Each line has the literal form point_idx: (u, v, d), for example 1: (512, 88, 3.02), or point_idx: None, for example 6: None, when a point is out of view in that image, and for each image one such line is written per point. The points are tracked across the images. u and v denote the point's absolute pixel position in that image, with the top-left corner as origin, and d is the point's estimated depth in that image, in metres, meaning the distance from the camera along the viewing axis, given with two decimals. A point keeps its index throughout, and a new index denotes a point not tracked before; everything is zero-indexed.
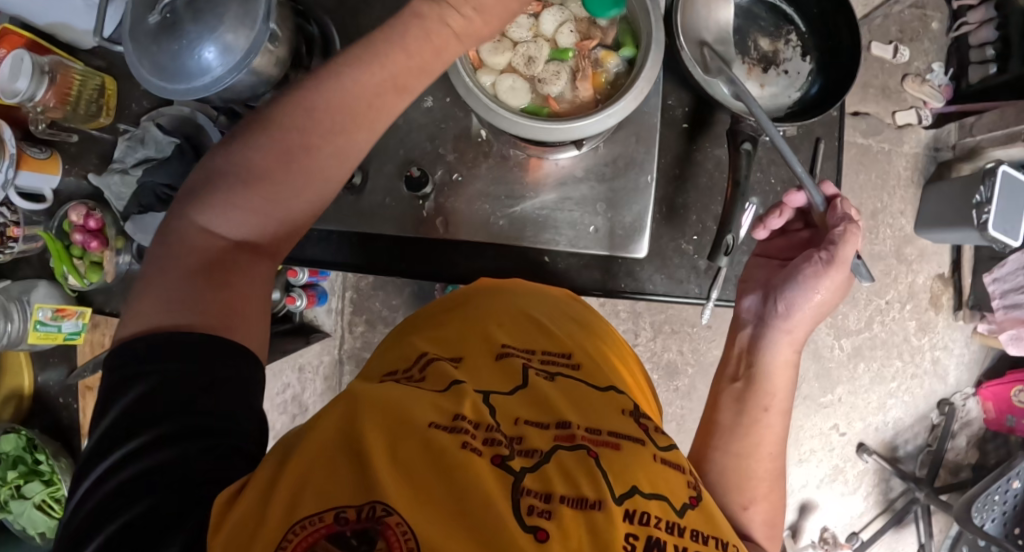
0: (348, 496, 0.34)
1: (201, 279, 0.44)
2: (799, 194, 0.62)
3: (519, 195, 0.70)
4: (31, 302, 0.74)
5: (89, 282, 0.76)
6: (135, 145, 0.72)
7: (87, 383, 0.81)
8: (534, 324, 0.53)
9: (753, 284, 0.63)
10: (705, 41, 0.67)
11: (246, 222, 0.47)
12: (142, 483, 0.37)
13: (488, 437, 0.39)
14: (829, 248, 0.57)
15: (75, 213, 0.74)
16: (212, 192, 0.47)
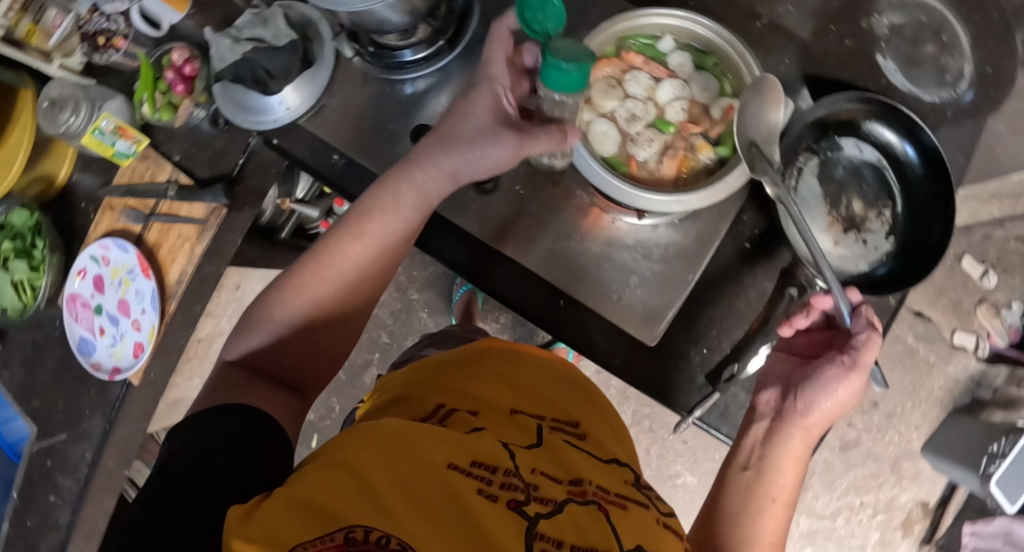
0: (359, 518, 0.36)
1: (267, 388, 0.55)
2: (825, 298, 0.64)
3: (568, 235, 0.70)
4: (101, 109, 0.77)
5: (158, 118, 0.78)
6: (257, 23, 0.73)
7: (114, 202, 0.82)
8: (554, 391, 0.53)
9: (774, 379, 0.65)
10: (756, 141, 0.59)
11: (294, 348, 0.60)
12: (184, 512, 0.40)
13: (503, 481, 0.40)
14: (851, 353, 0.60)
15: (176, 53, 0.77)
16: (249, 330, 0.60)
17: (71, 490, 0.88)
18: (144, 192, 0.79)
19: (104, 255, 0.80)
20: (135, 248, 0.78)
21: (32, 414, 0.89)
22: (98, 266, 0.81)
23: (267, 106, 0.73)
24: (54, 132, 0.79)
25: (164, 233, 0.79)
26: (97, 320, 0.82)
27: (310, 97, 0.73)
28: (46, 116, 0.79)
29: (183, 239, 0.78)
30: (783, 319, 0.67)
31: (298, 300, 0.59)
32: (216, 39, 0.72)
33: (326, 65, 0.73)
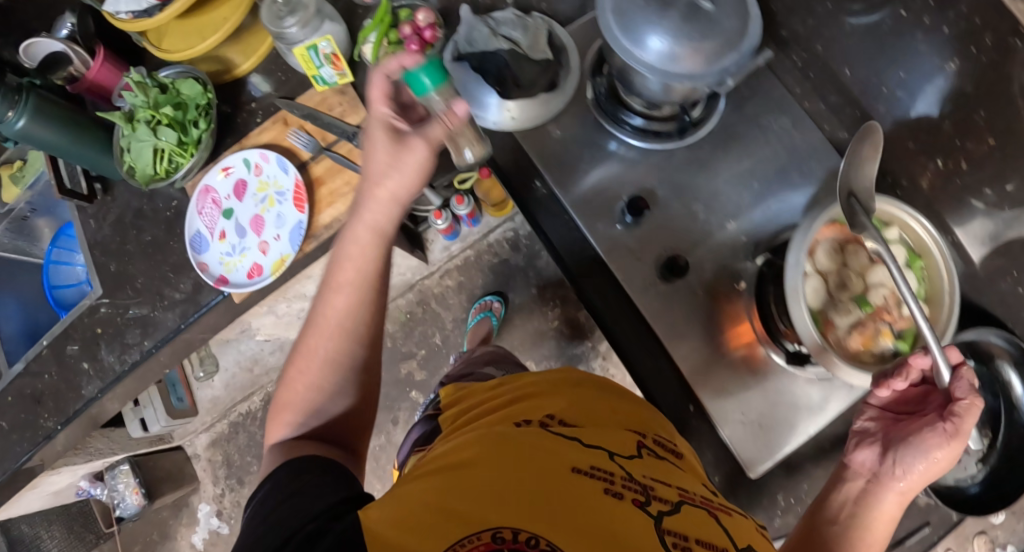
0: (523, 525, 0.38)
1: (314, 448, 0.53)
2: (925, 357, 0.58)
3: (715, 341, 0.72)
4: (324, 30, 0.76)
5: (375, 63, 0.78)
6: (517, 27, 0.73)
7: (290, 118, 0.80)
8: (632, 408, 0.55)
9: (870, 437, 0.63)
10: (854, 192, 0.63)
11: (326, 411, 0.57)
12: (311, 489, 0.47)
13: (624, 483, 0.43)
14: (954, 420, 0.56)
15: (419, 13, 0.75)
16: (281, 415, 0.57)
17: (113, 369, 0.84)
18: (330, 125, 0.77)
19: (259, 165, 0.78)
20: (295, 173, 0.76)
21: (105, 278, 0.85)
22: (246, 171, 0.79)
23: (489, 106, 0.72)
24: (267, 25, 0.76)
25: (331, 172, 0.76)
26: (221, 223, 0.78)
27: (536, 118, 0.73)
28: (269, 7, 0.76)
29: (349, 186, 0.75)
30: (877, 380, 0.61)
31: (318, 345, 0.57)
32: (477, 23, 0.73)
33: (563, 96, 0.73)
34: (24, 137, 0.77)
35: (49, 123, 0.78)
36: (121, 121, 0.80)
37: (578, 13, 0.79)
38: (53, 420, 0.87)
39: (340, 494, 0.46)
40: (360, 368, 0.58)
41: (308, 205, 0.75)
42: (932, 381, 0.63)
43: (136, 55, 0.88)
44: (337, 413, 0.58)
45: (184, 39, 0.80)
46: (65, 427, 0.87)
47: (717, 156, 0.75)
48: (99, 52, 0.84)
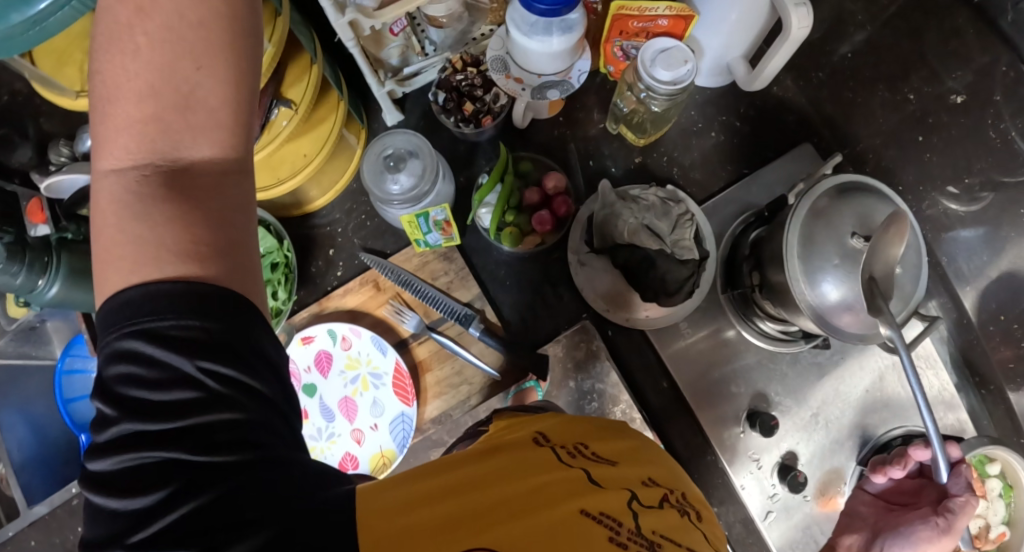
0: (477, 542, 0.33)
1: (162, 256, 0.35)
2: (924, 450, 0.64)
3: (774, 492, 0.70)
4: (437, 194, 0.66)
5: (494, 237, 0.69)
6: (661, 212, 0.67)
7: (382, 281, 0.70)
8: (655, 456, 0.47)
9: (858, 522, 0.66)
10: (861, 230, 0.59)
11: (190, 127, 0.37)
12: (143, 391, 0.34)
13: (630, 540, 0.36)
14: (946, 516, 0.61)
15: (549, 178, 0.68)
16: (110, 140, 0.37)
17: None
18: (436, 302, 0.68)
19: (348, 338, 0.69)
20: (396, 354, 0.68)
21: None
22: (331, 343, 0.70)
23: (630, 303, 0.69)
24: (369, 187, 0.64)
25: (437, 356, 0.69)
26: (303, 401, 0.70)
27: (670, 319, 0.70)
28: (371, 167, 0.64)
29: (459, 375, 0.69)
30: (877, 467, 0.67)
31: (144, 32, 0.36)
32: (621, 208, 0.66)
33: (698, 296, 0.70)
34: (56, 303, 0.66)
35: (84, 286, 0.66)
36: None
37: (707, 188, 0.74)
38: None
39: (177, 316, 0.34)
40: (177, 45, 0.36)
41: (415, 399, 0.68)
42: (928, 474, 0.67)
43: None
44: (203, 150, 0.38)
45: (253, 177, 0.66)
46: None
47: (838, 360, 0.73)
48: None
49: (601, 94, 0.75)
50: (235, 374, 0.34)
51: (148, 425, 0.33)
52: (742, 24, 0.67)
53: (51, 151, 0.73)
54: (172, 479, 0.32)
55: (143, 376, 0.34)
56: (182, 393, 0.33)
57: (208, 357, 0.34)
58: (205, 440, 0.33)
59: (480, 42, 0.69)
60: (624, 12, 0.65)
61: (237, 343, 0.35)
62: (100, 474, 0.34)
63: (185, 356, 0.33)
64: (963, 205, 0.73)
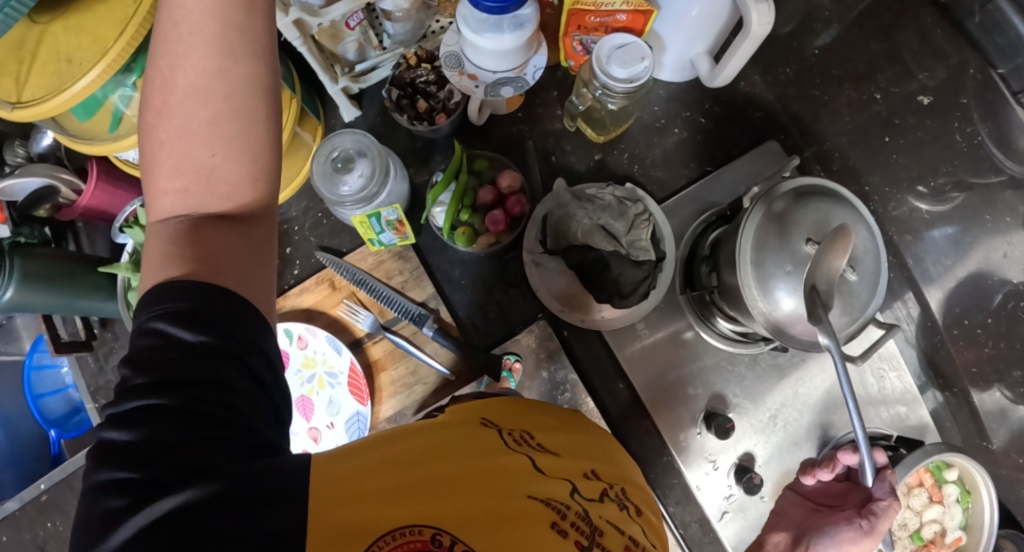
0: (437, 517, 0.36)
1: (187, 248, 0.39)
2: (852, 455, 0.65)
3: (728, 490, 0.70)
4: (389, 194, 0.66)
5: (451, 238, 0.68)
6: (616, 213, 0.66)
7: (337, 280, 0.70)
8: (598, 446, 0.51)
9: (785, 520, 0.65)
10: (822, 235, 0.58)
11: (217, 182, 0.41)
12: (148, 353, 0.37)
13: (574, 522, 0.40)
14: (870, 519, 0.61)
15: (504, 178, 0.68)
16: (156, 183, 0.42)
17: None
18: (390, 301, 0.68)
19: (304, 338, 0.69)
20: (350, 354, 0.68)
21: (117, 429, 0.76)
22: (287, 342, 0.70)
23: (589, 305, 0.68)
24: (319, 190, 0.64)
25: (392, 356, 0.69)
26: None
27: (626, 320, 0.69)
28: (320, 170, 0.64)
29: (413, 375, 0.69)
30: (806, 468, 0.67)
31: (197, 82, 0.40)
32: (576, 209, 0.66)
33: (655, 297, 0.68)
34: (15, 306, 0.66)
35: (43, 288, 0.66)
36: (130, 272, 0.69)
37: (669, 186, 0.73)
38: None
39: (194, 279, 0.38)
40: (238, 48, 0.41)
41: (370, 398, 0.68)
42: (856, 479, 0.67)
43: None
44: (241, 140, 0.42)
45: None
46: None
47: (797, 362, 0.72)
48: (92, 171, 0.70)
49: (562, 90, 0.73)
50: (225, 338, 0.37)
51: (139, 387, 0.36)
52: (704, 20, 0.65)
53: (7, 151, 0.72)
54: (151, 420, 0.34)
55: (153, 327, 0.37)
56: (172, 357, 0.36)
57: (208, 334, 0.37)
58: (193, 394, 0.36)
59: (435, 37, 0.69)
60: (579, 7, 0.63)
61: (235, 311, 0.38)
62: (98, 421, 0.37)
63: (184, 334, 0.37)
64: (936, 203, 0.72)
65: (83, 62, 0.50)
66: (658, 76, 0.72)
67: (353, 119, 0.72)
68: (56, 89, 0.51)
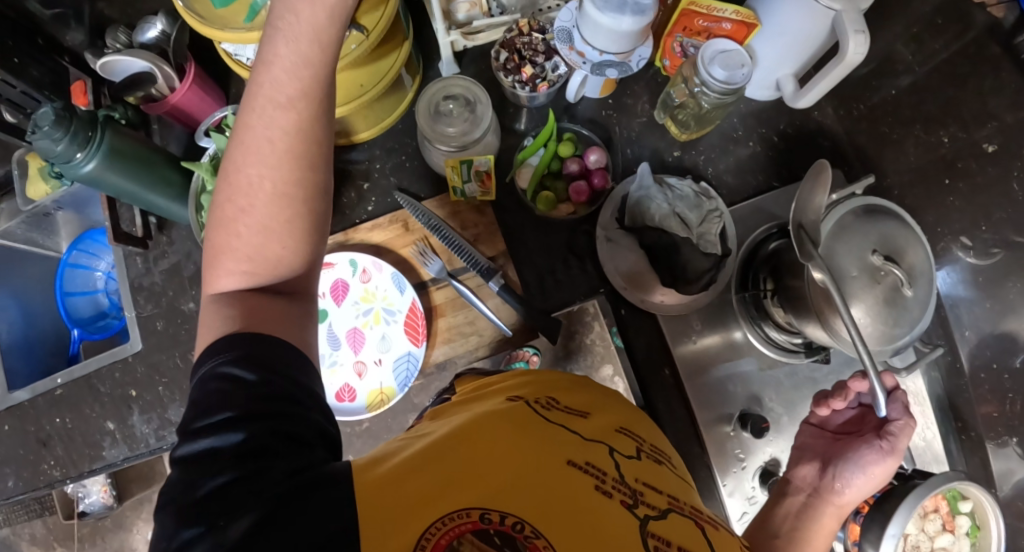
0: (486, 497, 0.37)
1: (243, 310, 0.44)
2: (862, 381, 0.64)
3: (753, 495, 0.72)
4: (484, 146, 0.68)
5: (530, 198, 0.71)
6: (691, 204, 0.70)
7: (411, 223, 0.71)
8: (620, 406, 0.52)
9: (810, 453, 0.66)
10: (878, 250, 0.63)
11: (282, 264, 0.46)
12: (216, 393, 0.40)
13: (615, 484, 0.41)
14: (891, 439, 0.61)
15: (592, 153, 0.71)
16: (220, 262, 0.46)
17: (147, 439, 0.77)
18: (461, 250, 0.69)
19: (368, 272, 0.70)
20: (413, 294, 0.69)
21: (152, 336, 0.77)
22: (350, 274, 0.71)
23: (651, 287, 0.71)
24: (422, 127, 0.66)
25: (453, 304, 0.70)
26: None
27: (682, 308, 0.72)
28: (427, 107, 0.66)
29: (470, 326, 0.70)
30: (820, 401, 0.67)
31: (254, 183, 0.45)
32: (657, 193, 0.69)
33: (712, 292, 0.72)
34: (91, 180, 0.66)
35: (121, 167, 0.66)
36: (207, 174, 0.68)
37: (737, 193, 0.77)
38: (58, 470, 0.78)
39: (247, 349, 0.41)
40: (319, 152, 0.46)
41: (425, 340, 0.68)
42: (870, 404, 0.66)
43: (231, 82, 0.77)
44: (272, 176, 0.45)
45: None
46: (73, 481, 0.79)
47: (832, 378, 0.74)
48: (189, 71, 0.71)
49: (653, 85, 0.77)
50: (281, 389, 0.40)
51: (207, 415, 0.39)
52: (798, 43, 0.70)
53: (109, 36, 0.73)
54: (224, 462, 0.37)
55: (226, 381, 0.40)
56: (220, 392, 0.40)
57: (258, 363, 0.41)
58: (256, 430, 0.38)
59: (546, 13, 0.73)
60: (693, 8, 0.69)
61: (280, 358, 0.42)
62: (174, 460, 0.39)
63: (233, 371, 0.40)
64: (979, 258, 0.76)
65: None
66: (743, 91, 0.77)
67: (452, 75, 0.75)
68: None
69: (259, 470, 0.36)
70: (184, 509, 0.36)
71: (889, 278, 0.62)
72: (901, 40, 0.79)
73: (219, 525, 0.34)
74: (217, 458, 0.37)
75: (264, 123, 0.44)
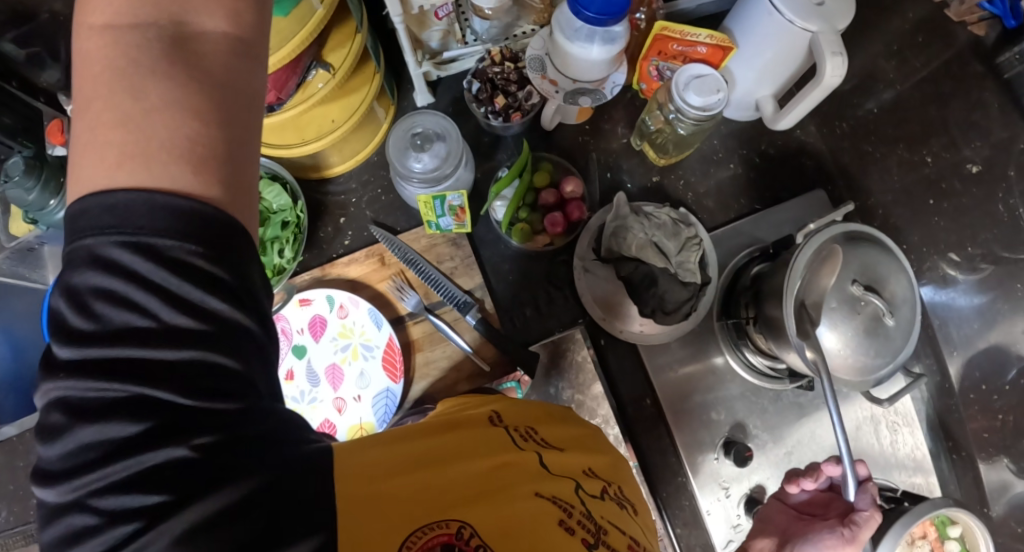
0: (454, 515, 0.37)
1: (144, 157, 0.33)
2: (836, 465, 0.63)
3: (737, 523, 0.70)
4: (457, 181, 0.68)
5: (505, 231, 0.70)
6: (669, 232, 0.68)
7: (388, 257, 0.71)
8: (594, 445, 0.52)
9: (770, 527, 0.65)
10: (859, 280, 0.61)
11: (195, 64, 0.34)
12: (121, 300, 0.31)
13: (581, 521, 0.40)
14: (853, 527, 0.58)
15: (568, 183, 0.70)
16: (94, 88, 0.33)
17: None
18: (437, 284, 0.69)
19: (345, 308, 0.70)
20: (390, 330, 0.69)
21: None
22: (327, 309, 0.70)
23: (629, 317, 0.70)
24: (392, 162, 0.65)
25: (430, 338, 0.70)
26: (290, 361, 0.70)
27: (662, 337, 0.71)
28: (398, 143, 0.66)
29: (448, 360, 0.69)
30: (791, 478, 0.66)
31: None
32: (633, 222, 0.68)
33: (693, 320, 0.71)
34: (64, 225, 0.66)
35: None
36: None
37: (718, 216, 0.75)
38: None
39: (169, 237, 0.32)
40: None
41: (403, 376, 0.68)
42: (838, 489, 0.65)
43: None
44: None
45: (278, 134, 0.67)
46: None
47: (817, 403, 0.73)
48: None
49: (630, 109, 0.76)
50: (229, 313, 0.33)
51: (115, 348, 0.31)
52: (776, 64, 0.68)
53: None
54: (150, 412, 0.30)
55: (127, 292, 0.31)
56: (139, 322, 0.31)
57: (201, 287, 0.32)
58: (190, 384, 0.31)
59: (519, 40, 0.71)
60: (667, 33, 0.66)
61: (224, 251, 0.33)
62: (50, 393, 0.31)
63: (159, 300, 0.31)
64: (966, 274, 0.75)
65: None
66: (723, 113, 0.75)
67: (426, 105, 0.74)
68: None
69: (215, 434, 0.31)
70: (100, 465, 0.30)
71: (870, 308, 0.61)
72: (884, 55, 0.77)
73: (163, 519, 0.29)
74: (129, 404, 0.30)
75: None
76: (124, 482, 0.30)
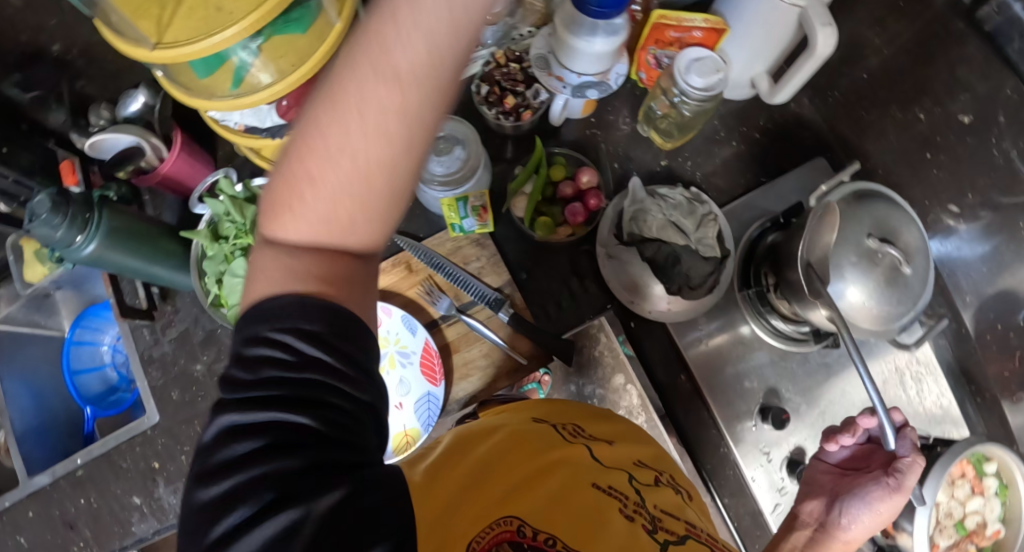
0: (514, 508, 0.38)
1: (293, 274, 0.36)
2: (870, 417, 0.64)
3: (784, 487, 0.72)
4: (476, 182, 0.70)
5: (526, 224, 0.72)
6: (686, 210, 0.71)
7: (414, 264, 0.72)
8: (639, 436, 0.53)
9: (817, 489, 0.64)
10: (871, 236, 0.64)
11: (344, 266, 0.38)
12: (266, 364, 0.34)
13: (637, 508, 0.42)
14: (898, 476, 0.60)
15: (584, 174, 0.72)
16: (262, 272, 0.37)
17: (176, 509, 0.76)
18: (467, 285, 0.70)
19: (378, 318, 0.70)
20: (424, 334, 0.69)
21: (162, 409, 0.78)
22: None
23: (655, 297, 0.70)
24: None
25: (465, 338, 0.71)
26: None
27: (686, 313, 0.71)
28: None
29: (485, 358, 0.70)
30: (827, 436, 0.66)
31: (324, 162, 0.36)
32: (651, 205, 0.71)
33: (717, 292, 0.71)
34: (90, 262, 0.66)
35: (120, 247, 0.66)
36: (206, 239, 0.70)
37: (728, 193, 0.78)
38: None
39: (312, 320, 0.35)
40: (392, 148, 0.36)
41: (443, 379, 0.68)
42: (877, 440, 0.65)
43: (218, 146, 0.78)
44: (327, 172, 0.36)
45: None
46: None
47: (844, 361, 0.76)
48: (177, 141, 0.71)
49: (633, 98, 0.79)
50: (349, 382, 0.35)
51: (265, 392, 0.34)
52: (768, 41, 0.71)
53: (92, 113, 0.73)
54: (279, 432, 0.33)
55: (274, 356, 0.34)
56: (280, 373, 0.34)
57: (328, 357, 0.35)
58: (322, 416, 0.34)
59: (520, 41, 0.74)
60: (663, 22, 0.70)
61: (348, 333, 0.36)
62: (218, 423, 0.34)
63: (299, 358, 0.34)
64: None
65: (234, 13, 0.51)
66: (721, 94, 0.79)
67: None
68: (200, 33, 0.51)
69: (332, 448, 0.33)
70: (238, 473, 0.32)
71: (887, 259, 0.63)
72: None
73: (276, 510, 0.31)
74: (268, 433, 0.33)
75: (362, 97, 0.35)
76: (246, 499, 0.31)
